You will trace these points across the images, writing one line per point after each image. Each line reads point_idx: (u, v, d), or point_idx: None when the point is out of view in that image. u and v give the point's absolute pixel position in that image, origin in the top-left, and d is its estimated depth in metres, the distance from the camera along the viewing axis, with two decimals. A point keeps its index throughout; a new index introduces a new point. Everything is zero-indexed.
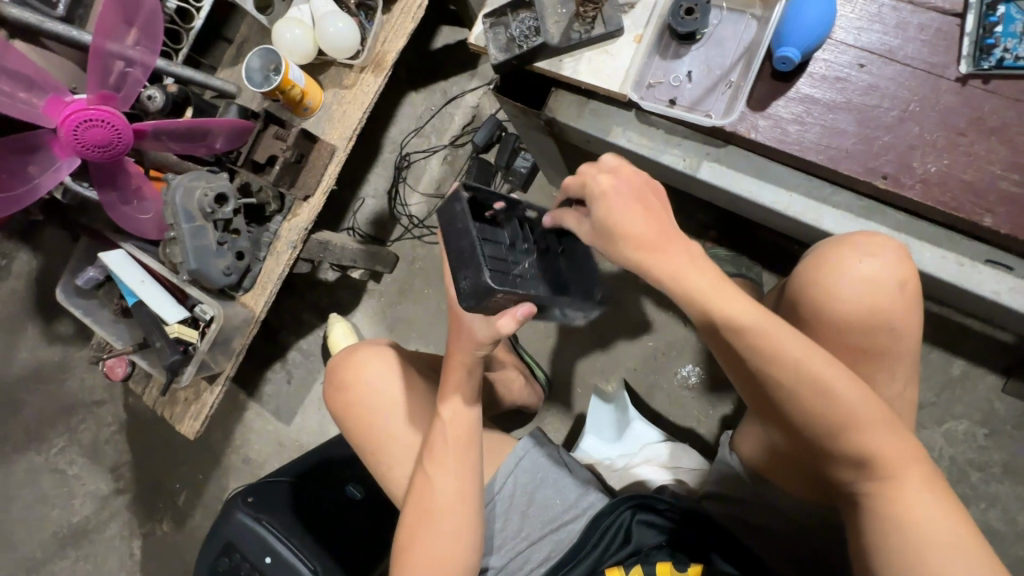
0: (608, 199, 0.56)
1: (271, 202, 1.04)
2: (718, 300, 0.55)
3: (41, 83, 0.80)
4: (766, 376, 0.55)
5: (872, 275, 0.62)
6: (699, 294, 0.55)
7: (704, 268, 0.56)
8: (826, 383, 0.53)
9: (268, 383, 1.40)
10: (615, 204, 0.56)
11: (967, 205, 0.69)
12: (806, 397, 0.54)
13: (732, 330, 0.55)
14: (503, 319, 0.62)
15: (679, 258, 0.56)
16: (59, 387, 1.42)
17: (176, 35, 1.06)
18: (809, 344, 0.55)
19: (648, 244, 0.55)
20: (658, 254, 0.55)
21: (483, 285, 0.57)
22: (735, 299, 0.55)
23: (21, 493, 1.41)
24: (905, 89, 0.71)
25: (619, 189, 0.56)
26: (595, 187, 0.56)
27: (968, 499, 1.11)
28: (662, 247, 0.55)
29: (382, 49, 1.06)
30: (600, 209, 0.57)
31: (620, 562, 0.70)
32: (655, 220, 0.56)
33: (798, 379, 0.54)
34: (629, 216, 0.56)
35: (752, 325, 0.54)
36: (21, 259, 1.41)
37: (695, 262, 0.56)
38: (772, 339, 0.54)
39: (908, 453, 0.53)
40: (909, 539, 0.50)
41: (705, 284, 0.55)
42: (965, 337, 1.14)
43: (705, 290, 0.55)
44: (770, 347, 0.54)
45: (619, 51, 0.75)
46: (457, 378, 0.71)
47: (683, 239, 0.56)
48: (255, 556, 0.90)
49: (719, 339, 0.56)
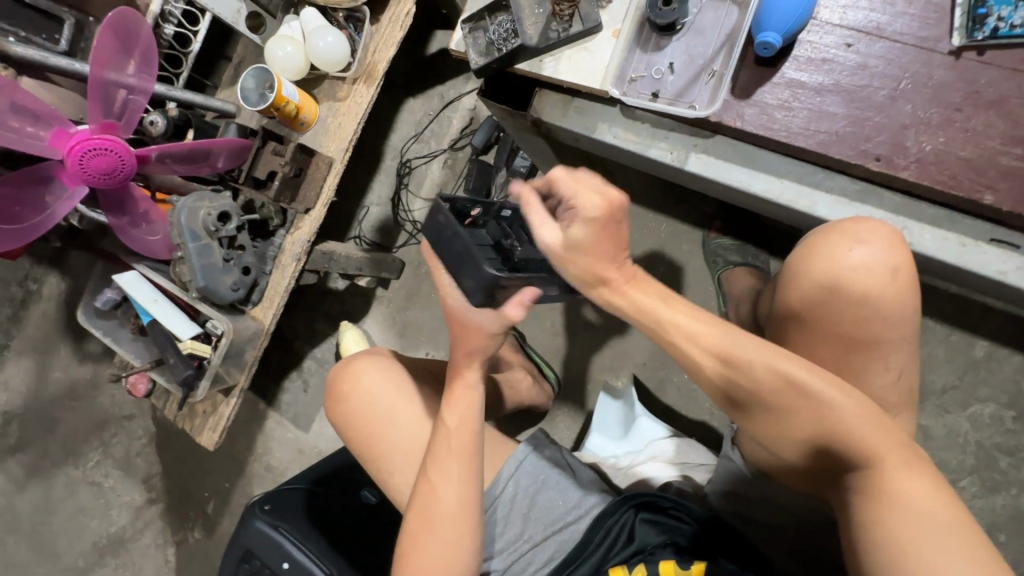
0: (602, 218, 0.53)
1: (274, 217, 1.07)
2: (670, 311, 0.55)
3: (46, 117, 0.83)
4: (739, 384, 0.55)
5: (858, 263, 0.60)
6: (646, 310, 0.56)
7: (648, 284, 0.57)
8: (791, 376, 0.53)
9: (285, 392, 1.44)
10: (601, 225, 0.53)
11: (965, 182, 0.67)
12: (773, 394, 0.53)
13: (690, 337, 0.55)
14: (512, 309, 0.64)
15: (637, 281, 0.56)
16: (92, 403, 1.49)
17: (176, 59, 1.08)
18: (768, 343, 0.55)
19: (603, 264, 0.55)
20: (610, 271, 0.56)
21: (489, 276, 0.63)
22: (685, 309, 0.56)
23: (62, 506, 1.48)
24: (894, 67, 0.69)
25: (610, 212, 0.53)
26: (586, 206, 0.53)
27: (999, 485, 1.07)
28: (614, 266, 0.56)
29: (372, 60, 1.07)
30: (590, 226, 0.53)
31: (624, 562, 0.70)
32: (607, 251, 0.55)
33: (763, 377, 0.54)
34: (603, 241, 0.54)
35: (705, 331, 0.55)
36: (51, 283, 1.48)
37: (639, 280, 0.57)
38: (730, 340, 0.54)
39: (893, 441, 0.52)
40: (898, 531, 0.49)
41: (652, 299, 0.56)
42: (987, 317, 1.09)
43: (654, 305, 0.55)
44: (730, 346, 0.54)
45: (598, 47, 0.75)
46: (455, 387, 0.73)
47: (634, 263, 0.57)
48: (272, 560, 0.91)
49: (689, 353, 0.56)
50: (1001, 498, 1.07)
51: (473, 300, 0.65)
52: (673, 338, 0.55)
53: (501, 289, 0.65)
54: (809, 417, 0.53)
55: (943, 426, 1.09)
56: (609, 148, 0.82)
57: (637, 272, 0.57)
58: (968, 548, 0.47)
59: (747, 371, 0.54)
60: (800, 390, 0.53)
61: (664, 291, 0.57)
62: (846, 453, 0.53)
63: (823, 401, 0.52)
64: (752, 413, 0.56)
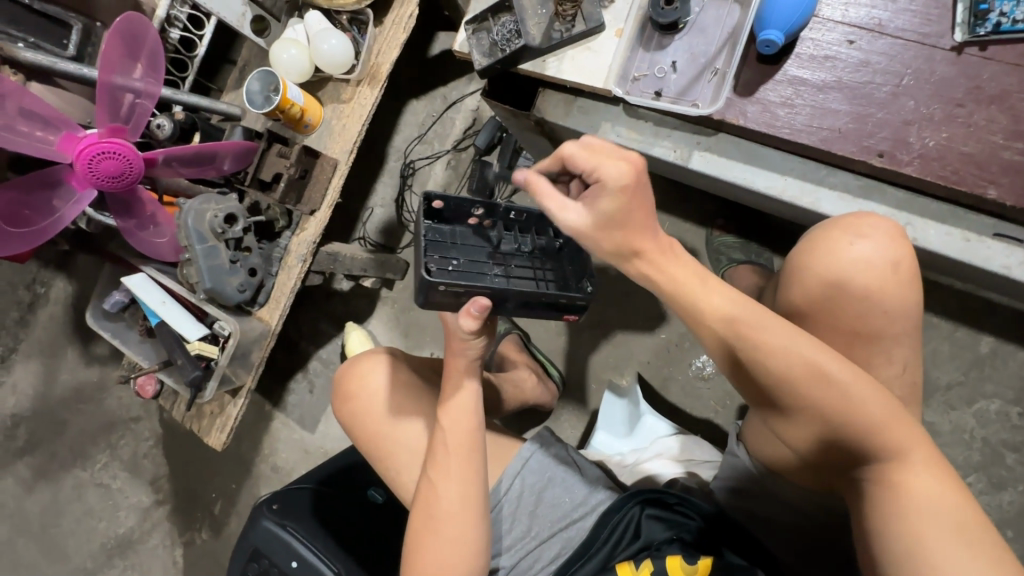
0: (629, 187, 0.52)
1: (279, 218, 1.08)
2: (702, 291, 0.55)
3: (55, 121, 0.84)
4: (759, 369, 0.54)
5: (865, 256, 0.60)
6: (681, 288, 0.56)
7: (681, 260, 0.56)
8: (817, 367, 0.53)
9: (291, 394, 1.45)
10: (626, 195, 0.53)
11: (968, 177, 0.67)
12: (798, 384, 0.53)
13: (720, 319, 0.55)
14: (462, 319, 0.66)
15: (664, 253, 0.56)
16: (100, 405, 1.50)
17: (182, 63, 1.09)
18: (794, 329, 0.55)
19: (637, 233, 0.55)
20: (644, 245, 0.55)
21: (425, 280, 0.65)
22: (716, 290, 0.55)
23: (71, 508, 1.49)
24: (897, 63, 0.69)
25: (635, 179, 0.53)
26: (609, 177, 0.53)
27: (1005, 481, 1.07)
28: (648, 237, 0.55)
29: (376, 61, 1.08)
30: (612, 196, 0.53)
31: (631, 557, 0.70)
32: (638, 219, 0.54)
33: (789, 365, 0.53)
34: (633, 211, 0.54)
35: (734, 312, 0.55)
36: (59, 286, 1.49)
37: (674, 255, 0.56)
38: (757, 324, 0.54)
39: (912, 438, 0.52)
40: (912, 525, 0.49)
41: (684, 277, 0.56)
42: (991, 313, 1.09)
43: (686, 282, 0.56)
44: (758, 332, 0.54)
45: (602, 47, 0.76)
46: (461, 385, 0.74)
47: (669, 236, 0.57)
48: (281, 560, 0.92)
49: (712, 335, 0.55)
50: (1007, 494, 1.07)
51: (415, 300, 0.68)
52: (701, 319, 0.55)
53: (443, 293, 0.67)
54: (828, 408, 0.53)
55: (948, 422, 1.09)
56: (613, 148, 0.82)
57: (673, 246, 0.57)
58: (981, 547, 0.48)
59: (772, 358, 0.53)
60: (822, 380, 0.53)
61: (697, 268, 0.56)
62: (866, 449, 0.52)
63: (848, 395, 0.52)
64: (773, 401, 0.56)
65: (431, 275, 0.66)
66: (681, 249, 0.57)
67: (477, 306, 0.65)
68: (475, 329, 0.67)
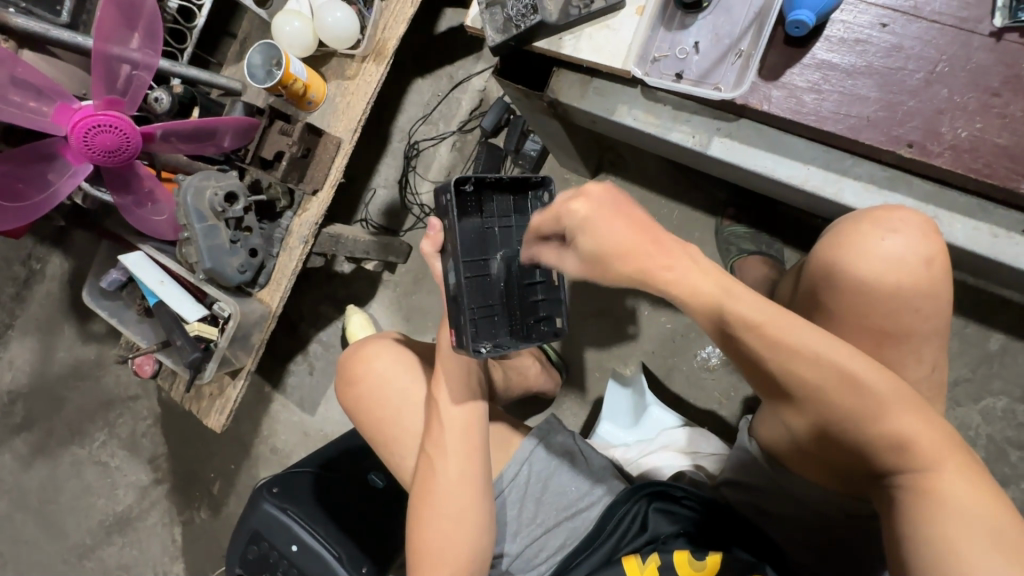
0: (591, 220, 0.54)
1: (280, 198, 1.06)
2: (726, 296, 0.52)
3: (50, 92, 0.81)
4: (782, 369, 0.53)
5: (894, 252, 0.58)
6: (704, 291, 0.53)
7: (702, 268, 0.53)
8: (849, 373, 0.51)
9: (291, 375, 1.43)
10: (596, 222, 0.54)
11: (1001, 170, 0.64)
12: (824, 385, 0.52)
13: (744, 328, 0.52)
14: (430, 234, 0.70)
15: (677, 260, 0.53)
16: (97, 383, 1.48)
17: (181, 34, 1.06)
18: (821, 331, 0.53)
19: (643, 251, 0.53)
20: (656, 257, 0.53)
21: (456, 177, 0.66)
22: (741, 294, 0.53)
23: (69, 484, 1.48)
24: (931, 48, 0.66)
25: (595, 209, 0.54)
26: (572, 217, 0.56)
27: (1009, 478, 1.06)
28: (656, 250, 0.53)
29: (382, 37, 1.04)
30: (584, 231, 0.55)
31: (636, 551, 0.69)
32: (642, 236, 0.53)
33: (815, 368, 0.51)
34: (610, 229, 0.54)
35: (761, 318, 0.52)
36: (55, 263, 1.47)
37: (691, 264, 0.53)
38: (782, 329, 0.52)
39: (942, 438, 0.50)
40: (943, 527, 0.48)
41: (708, 286, 0.53)
42: (1002, 310, 1.08)
43: (708, 290, 0.52)
44: (787, 340, 0.51)
45: (621, 24, 0.72)
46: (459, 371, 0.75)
47: (679, 243, 0.54)
48: (281, 543, 0.92)
49: (731, 339, 0.53)
50: (1010, 491, 1.06)
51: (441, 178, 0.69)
52: (723, 327, 0.53)
53: (445, 199, 0.68)
54: (853, 407, 0.51)
55: (954, 418, 1.09)
56: (628, 131, 0.80)
57: (686, 252, 0.54)
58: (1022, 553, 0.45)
59: (801, 364, 0.52)
60: (848, 381, 0.51)
61: (717, 272, 0.53)
62: (897, 453, 0.51)
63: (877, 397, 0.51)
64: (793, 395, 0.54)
65: (461, 179, 0.66)
66: (697, 256, 0.54)
67: (435, 230, 0.70)
68: (429, 252, 0.71)
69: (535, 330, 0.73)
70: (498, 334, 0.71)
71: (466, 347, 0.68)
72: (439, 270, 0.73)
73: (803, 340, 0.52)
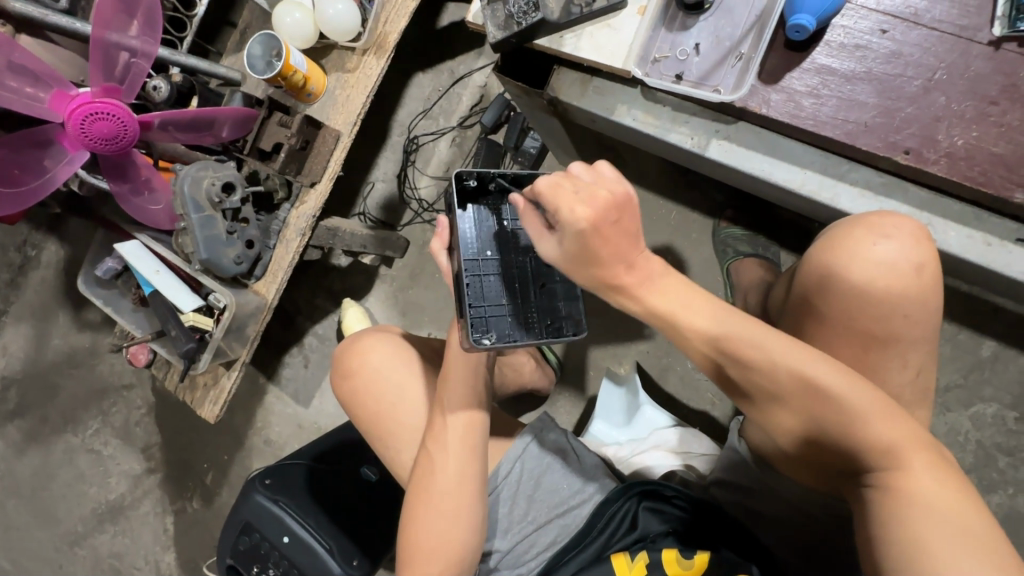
0: (589, 230, 0.50)
1: (278, 189, 1.06)
2: (686, 311, 0.53)
3: (47, 78, 0.81)
4: (748, 380, 0.54)
5: (877, 258, 0.59)
6: (668, 304, 0.53)
7: (665, 285, 0.53)
8: (813, 380, 0.52)
9: (286, 367, 1.43)
10: (594, 233, 0.50)
11: (996, 179, 0.65)
12: (790, 394, 0.53)
13: (707, 341, 0.53)
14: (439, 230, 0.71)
15: (644, 280, 0.53)
16: (90, 371, 1.48)
17: (180, 23, 1.05)
18: (786, 340, 0.53)
19: (612, 263, 0.52)
20: (623, 275, 0.52)
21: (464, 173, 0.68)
22: (701, 308, 0.53)
23: (61, 472, 1.48)
24: (931, 56, 0.66)
25: (597, 219, 0.50)
26: (572, 218, 0.50)
27: (996, 484, 1.07)
28: (624, 269, 0.52)
29: (383, 30, 1.04)
30: (578, 237, 0.51)
31: (626, 548, 0.70)
32: (626, 248, 0.52)
33: (780, 378, 0.52)
34: (604, 243, 0.51)
35: (724, 331, 0.53)
36: (50, 250, 1.46)
37: (654, 279, 0.53)
38: (746, 341, 0.52)
39: (914, 440, 0.51)
40: (915, 529, 0.48)
41: (668, 300, 0.53)
42: (994, 317, 1.08)
43: (675, 303, 0.53)
44: (748, 353, 0.52)
45: (622, 24, 0.72)
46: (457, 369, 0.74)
47: (647, 256, 0.53)
48: (272, 535, 0.92)
49: (697, 353, 0.54)
50: (997, 496, 1.07)
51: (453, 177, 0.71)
52: (689, 340, 0.54)
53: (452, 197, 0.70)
54: (824, 412, 0.52)
55: (943, 424, 1.10)
56: (628, 131, 0.80)
57: (653, 269, 0.53)
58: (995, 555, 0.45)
59: (770, 375, 0.53)
60: (813, 389, 0.52)
61: (681, 286, 0.54)
62: (870, 456, 0.51)
63: (845, 403, 0.51)
64: (762, 406, 0.55)
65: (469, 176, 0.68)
66: (663, 270, 0.54)
67: (443, 226, 0.70)
68: (436, 249, 0.71)
69: (553, 328, 0.72)
70: (507, 329, 0.70)
71: (468, 338, 0.67)
72: (446, 264, 0.71)
73: (767, 351, 0.52)
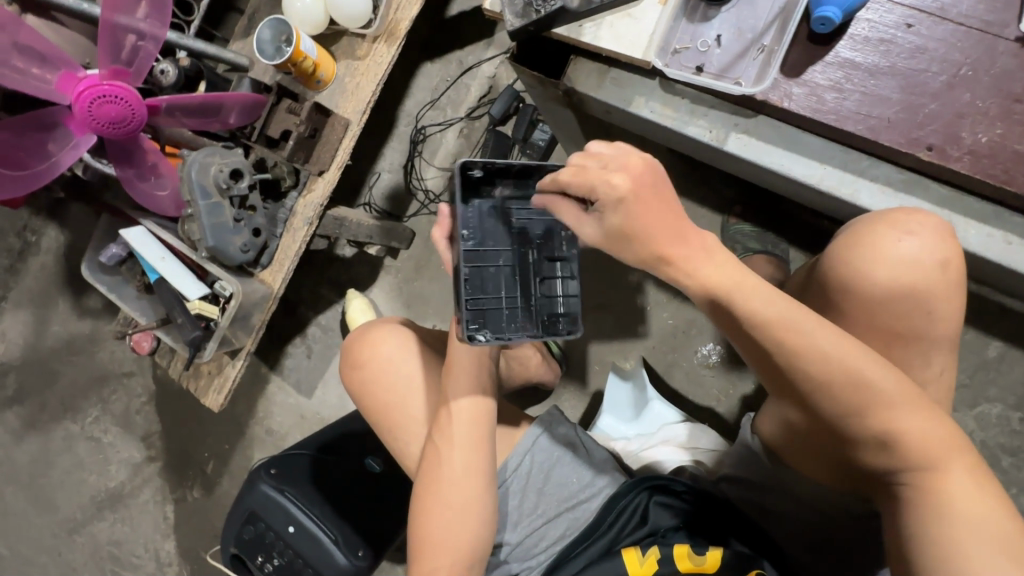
0: (628, 200, 0.52)
1: (286, 177, 1.03)
2: (738, 293, 0.52)
3: (53, 58, 0.79)
4: (793, 370, 0.52)
5: (913, 254, 0.58)
6: (719, 284, 0.52)
7: (717, 260, 0.53)
8: (861, 373, 0.51)
9: (289, 357, 1.42)
10: (633, 203, 0.52)
11: (1018, 177, 0.65)
12: (837, 389, 0.51)
13: (757, 325, 0.52)
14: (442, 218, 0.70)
15: (695, 253, 0.53)
16: (91, 359, 1.47)
17: (188, 6, 1.03)
18: (834, 331, 0.52)
19: (666, 239, 0.53)
20: (677, 248, 0.53)
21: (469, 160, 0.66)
22: (753, 289, 0.52)
23: (60, 459, 1.48)
24: (956, 51, 0.66)
25: (635, 188, 0.52)
26: (609, 191, 0.52)
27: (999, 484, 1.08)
28: (677, 240, 0.53)
29: (395, 17, 1.03)
30: (619, 209, 0.52)
31: (636, 544, 0.69)
32: (671, 226, 0.53)
33: (828, 369, 0.51)
34: (648, 211, 0.52)
35: (775, 316, 0.51)
36: (50, 235, 1.44)
37: (709, 254, 0.53)
38: (794, 330, 0.51)
39: (952, 441, 0.51)
40: (949, 531, 0.48)
41: (720, 278, 0.52)
42: (1001, 317, 1.08)
43: (726, 283, 0.52)
44: (799, 340, 0.51)
45: (642, 14, 0.71)
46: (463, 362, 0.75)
47: (700, 232, 0.54)
48: (278, 524, 0.92)
49: (744, 335, 0.53)
50: None
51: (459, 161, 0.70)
52: (736, 323, 0.53)
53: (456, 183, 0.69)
54: (866, 409, 0.51)
55: None
56: (645, 124, 0.79)
57: (705, 243, 0.53)
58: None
59: (819, 366, 0.51)
60: (861, 383, 0.51)
61: (732, 266, 0.53)
62: (909, 456, 0.51)
63: (889, 400, 0.51)
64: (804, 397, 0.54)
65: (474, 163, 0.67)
66: (717, 246, 0.54)
67: (445, 216, 0.70)
68: (438, 237, 0.71)
69: (550, 324, 0.72)
70: (504, 324, 0.70)
71: (462, 333, 0.68)
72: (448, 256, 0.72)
73: (817, 342, 0.51)
